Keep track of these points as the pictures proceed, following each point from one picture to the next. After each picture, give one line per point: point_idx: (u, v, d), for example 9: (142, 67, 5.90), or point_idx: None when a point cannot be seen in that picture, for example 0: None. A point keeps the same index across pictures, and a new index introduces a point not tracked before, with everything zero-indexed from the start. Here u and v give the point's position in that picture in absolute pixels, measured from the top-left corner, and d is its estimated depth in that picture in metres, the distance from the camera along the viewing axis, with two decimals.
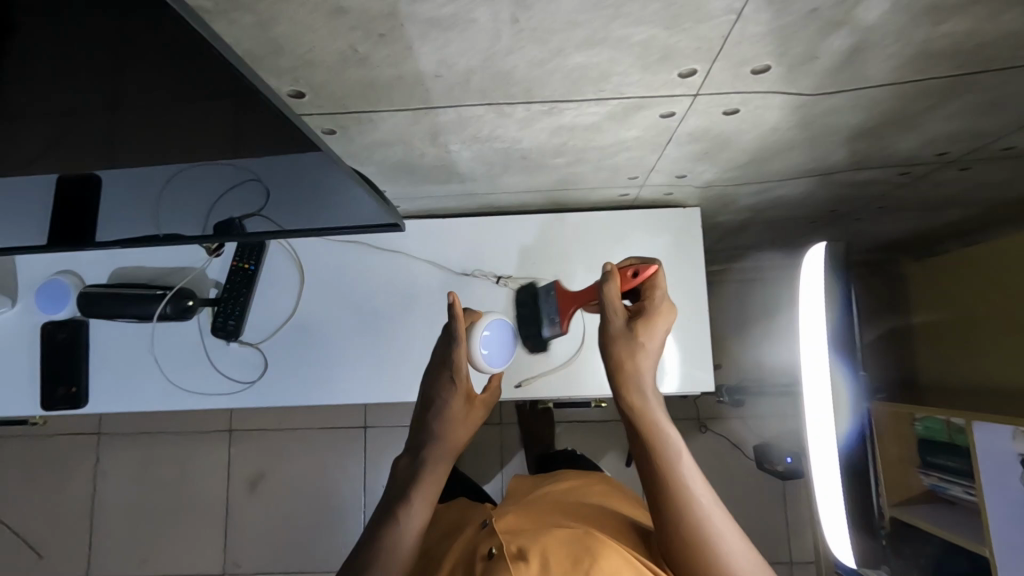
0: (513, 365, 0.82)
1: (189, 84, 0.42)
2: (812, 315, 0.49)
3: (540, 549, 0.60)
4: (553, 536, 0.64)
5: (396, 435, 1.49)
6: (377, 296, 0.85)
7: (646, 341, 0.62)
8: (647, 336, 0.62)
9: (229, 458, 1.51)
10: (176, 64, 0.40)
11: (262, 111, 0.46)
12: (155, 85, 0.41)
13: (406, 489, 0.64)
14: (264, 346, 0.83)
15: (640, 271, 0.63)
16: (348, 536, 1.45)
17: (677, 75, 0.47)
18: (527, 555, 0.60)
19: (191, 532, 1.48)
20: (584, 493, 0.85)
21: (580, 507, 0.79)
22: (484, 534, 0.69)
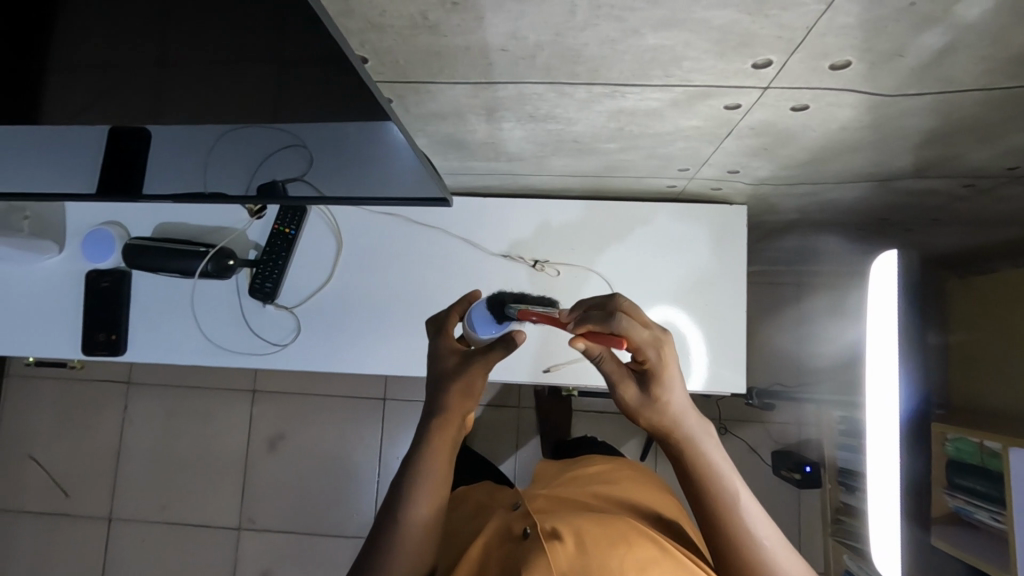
0: (543, 350, 0.82)
1: (233, 42, 0.42)
2: (875, 321, 0.49)
3: (575, 531, 0.61)
4: (585, 518, 0.64)
5: (414, 408, 1.50)
6: (413, 270, 0.85)
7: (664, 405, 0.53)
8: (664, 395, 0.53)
9: (250, 417, 1.54)
10: (220, 20, 0.40)
11: (307, 80, 0.46)
12: (200, 40, 0.42)
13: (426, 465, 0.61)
14: (298, 311, 0.84)
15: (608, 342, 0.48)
16: (360, 503, 1.48)
17: (751, 65, 0.45)
18: (562, 534, 0.60)
19: (209, 485, 1.52)
20: (615, 478, 0.85)
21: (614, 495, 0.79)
22: (516, 516, 0.68)
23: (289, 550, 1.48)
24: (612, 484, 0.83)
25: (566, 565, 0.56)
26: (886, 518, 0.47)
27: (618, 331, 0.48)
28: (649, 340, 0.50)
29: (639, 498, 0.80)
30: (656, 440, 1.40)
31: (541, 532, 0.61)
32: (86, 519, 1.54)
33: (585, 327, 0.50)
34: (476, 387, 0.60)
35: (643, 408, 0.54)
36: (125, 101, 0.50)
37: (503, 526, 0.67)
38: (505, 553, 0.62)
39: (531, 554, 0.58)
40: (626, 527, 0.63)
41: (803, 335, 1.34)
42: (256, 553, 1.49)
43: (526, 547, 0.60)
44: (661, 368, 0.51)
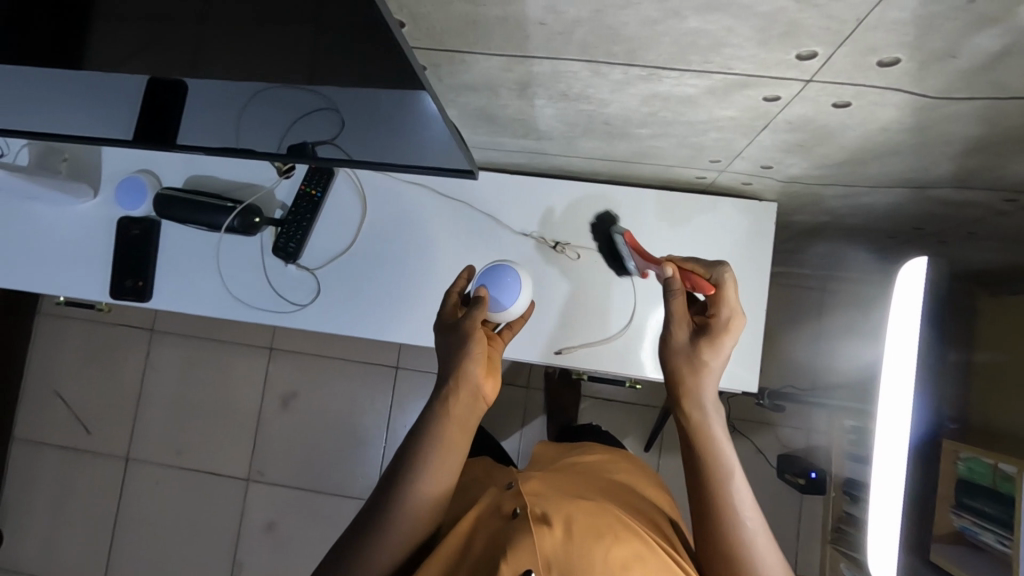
0: (556, 331, 0.82)
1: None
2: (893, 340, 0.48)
3: (564, 516, 0.61)
4: (576, 505, 0.64)
5: (425, 380, 1.52)
6: (433, 241, 0.85)
7: (705, 363, 0.59)
8: (709, 356, 0.59)
9: (266, 373, 1.58)
10: None
11: (341, 42, 0.45)
12: None
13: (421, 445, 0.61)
14: (319, 274, 0.85)
15: (702, 285, 0.60)
16: (365, 466, 1.51)
17: (794, 56, 0.44)
18: (551, 519, 0.60)
19: (224, 435, 1.57)
20: (608, 468, 0.85)
21: (607, 483, 0.80)
22: (508, 495, 0.69)
23: (294, 506, 1.53)
24: (610, 476, 0.83)
25: (551, 552, 0.56)
26: (883, 533, 0.47)
27: (723, 278, 0.59)
28: (733, 305, 0.59)
29: (635, 493, 0.80)
30: (660, 433, 1.40)
31: (530, 514, 0.61)
32: (105, 458, 1.60)
33: (692, 263, 0.63)
34: (477, 352, 0.63)
35: (688, 357, 0.60)
36: (172, 52, 0.52)
37: (494, 502, 0.68)
38: (494, 530, 0.62)
39: (519, 535, 0.58)
40: (614, 519, 0.64)
41: (822, 339, 1.32)
42: (262, 504, 1.54)
43: (513, 526, 0.61)
44: (727, 329, 0.59)
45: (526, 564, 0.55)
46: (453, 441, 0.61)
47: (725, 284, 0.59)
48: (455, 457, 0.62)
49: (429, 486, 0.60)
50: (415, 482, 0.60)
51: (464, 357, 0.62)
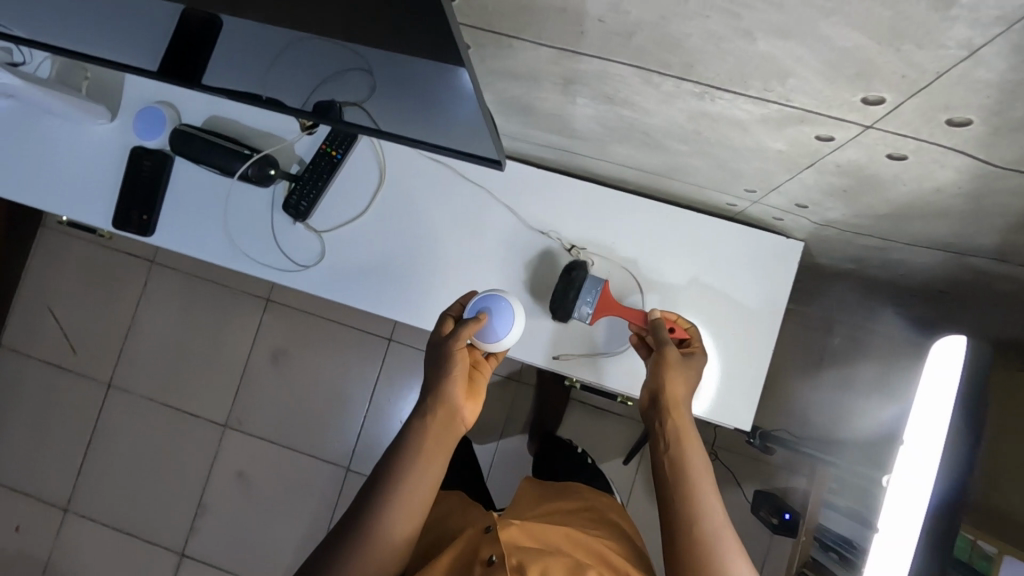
0: (556, 336, 0.80)
1: None
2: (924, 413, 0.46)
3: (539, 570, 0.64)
4: (554, 560, 0.67)
5: (417, 357, 1.51)
6: (446, 224, 0.83)
7: (687, 377, 0.69)
8: (690, 371, 0.70)
9: (260, 324, 1.57)
10: None
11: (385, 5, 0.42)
12: None
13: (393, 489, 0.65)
14: (325, 237, 0.83)
15: (676, 328, 0.74)
16: (344, 433, 1.51)
17: (860, 98, 0.41)
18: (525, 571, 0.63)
19: (208, 379, 1.57)
20: (596, 506, 0.87)
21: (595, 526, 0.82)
22: (485, 536, 0.72)
23: (265, 459, 1.53)
24: (596, 524, 0.83)
25: None
26: None
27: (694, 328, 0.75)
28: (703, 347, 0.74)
29: (610, 537, 0.79)
30: (641, 449, 1.39)
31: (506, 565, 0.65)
32: (88, 382, 1.60)
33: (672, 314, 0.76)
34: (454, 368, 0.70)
35: (672, 370, 0.69)
36: None
37: (471, 548, 0.71)
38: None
39: None
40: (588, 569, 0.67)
41: (821, 384, 1.30)
42: (236, 453, 1.54)
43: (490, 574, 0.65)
44: (699, 359, 0.72)
45: None
46: (429, 462, 0.67)
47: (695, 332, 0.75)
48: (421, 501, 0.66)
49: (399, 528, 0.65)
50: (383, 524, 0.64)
51: (447, 378, 0.69)
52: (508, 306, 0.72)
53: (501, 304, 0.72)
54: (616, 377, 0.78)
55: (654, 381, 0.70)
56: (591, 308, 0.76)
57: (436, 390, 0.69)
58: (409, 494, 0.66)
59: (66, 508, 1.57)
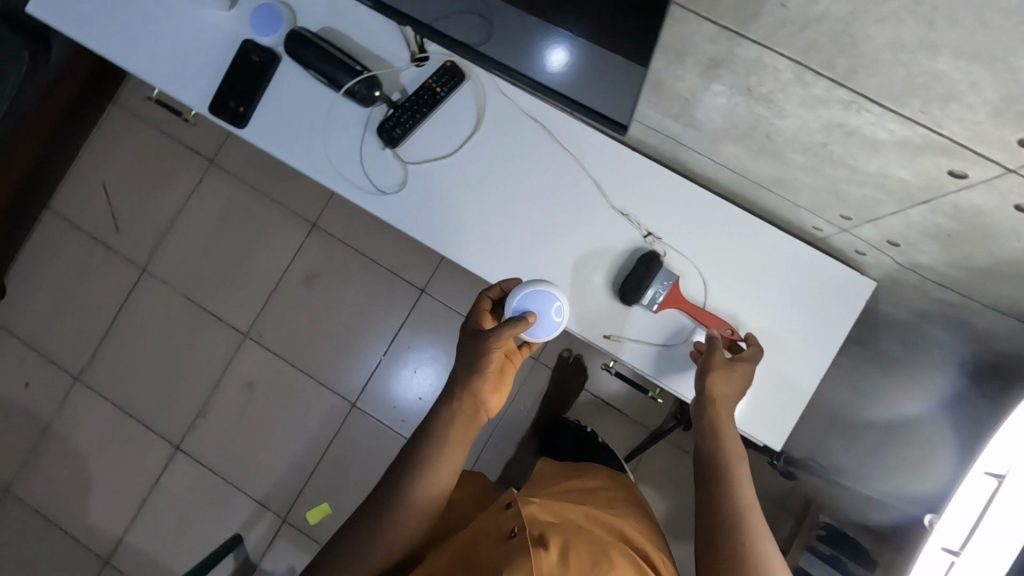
0: (612, 316, 0.81)
1: None
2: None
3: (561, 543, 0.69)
4: (576, 536, 0.71)
5: (444, 313, 1.54)
6: (530, 183, 0.83)
7: (735, 380, 0.72)
8: (739, 374, 0.73)
9: (302, 246, 1.59)
10: None
11: None
12: None
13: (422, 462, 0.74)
14: (410, 169, 0.84)
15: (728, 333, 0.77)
16: (358, 369, 1.55)
17: (1017, 139, 0.42)
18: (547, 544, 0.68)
19: (239, 286, 1.59)
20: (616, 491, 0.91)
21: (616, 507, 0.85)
22: (505, 514, 0.76)
23: (277, 375, 1.56)
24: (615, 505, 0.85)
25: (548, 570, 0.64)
26: None
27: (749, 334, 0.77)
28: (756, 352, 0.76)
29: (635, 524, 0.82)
30: (641, 453, 1.41)
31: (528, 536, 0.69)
32: (124, 261, 1.63)
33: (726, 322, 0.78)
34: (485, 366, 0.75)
35: (721, 373, 0.72)
36: None
37: (493, 523, 0.75)
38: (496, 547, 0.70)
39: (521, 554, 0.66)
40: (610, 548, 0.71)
41: None
42: (250, 363, 1.57)
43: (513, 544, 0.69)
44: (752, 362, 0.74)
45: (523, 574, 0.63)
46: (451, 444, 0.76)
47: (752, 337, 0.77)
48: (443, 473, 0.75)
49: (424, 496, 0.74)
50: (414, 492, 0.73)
51: (476, 376, 0.75)
52: (548, 298, 0.76)
53: (546, 300, 0.76)
54: (661, 369, 0.79)
55: (703, 389, 0.74)
56: (659, 296, 0.79)
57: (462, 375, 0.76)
58: (430, 479, 0.75)
59: (77, 374, 1.61)
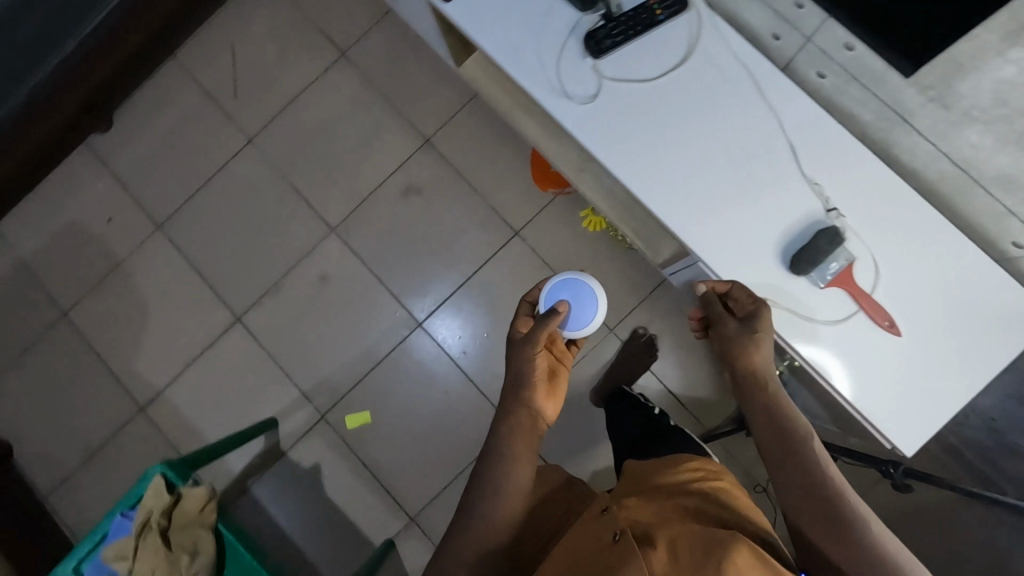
0: (771, 281, 0.79)
1: None
2: None
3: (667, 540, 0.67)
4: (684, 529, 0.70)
5: (532, 260, 1.52)
6: (723, 128, 0.81)
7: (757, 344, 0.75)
8: (758, 336, 0.75)
9: (409, 157, 1.58)
10: None
11: None
12: None
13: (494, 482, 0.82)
14: (606, 83, 0.83)
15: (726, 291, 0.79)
16: (433, 292, 1.55)
17: None
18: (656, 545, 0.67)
19: (338, 181, 1.59)
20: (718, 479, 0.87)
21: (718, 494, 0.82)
22: (602, 523, 0.75)
23: (353, 276, 1.56)
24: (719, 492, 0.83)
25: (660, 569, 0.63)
26: None
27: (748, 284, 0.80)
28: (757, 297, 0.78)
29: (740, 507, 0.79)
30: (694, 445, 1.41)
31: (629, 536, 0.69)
32: (233, 127, 1.63)
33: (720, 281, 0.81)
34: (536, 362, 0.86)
35: (743, 342, 0.75)
36: None
37: (593, 532, 0.74)
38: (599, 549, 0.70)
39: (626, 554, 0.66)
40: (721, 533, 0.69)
41: None
42: (330, 257, 1.57)
43: (619, 548, 0.68)
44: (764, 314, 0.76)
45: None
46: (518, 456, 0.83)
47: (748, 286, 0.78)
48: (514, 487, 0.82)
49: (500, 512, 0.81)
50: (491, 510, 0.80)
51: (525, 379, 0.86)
52: (581, 290, 0.96)
53: (575, 293, 0.96)
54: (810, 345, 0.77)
55: (750, 380, 0.76)
56: (833, 274, 0.77)
57: (518, 390, 0.86)
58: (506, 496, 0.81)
59: (159, 225, 1.62)
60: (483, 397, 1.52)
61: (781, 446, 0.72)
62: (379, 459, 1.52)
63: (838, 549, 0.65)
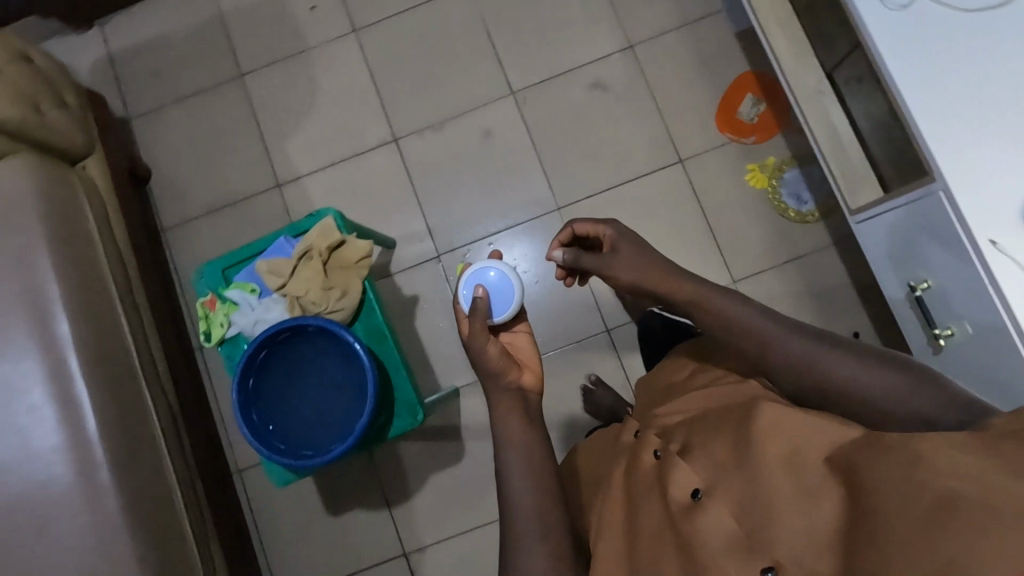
0: (1004, 223, 0.85)
1: None
2: None
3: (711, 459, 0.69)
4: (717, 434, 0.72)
5: (685, 191, 1.56)
6: (1009, 77, 0.89)
7: (620, 259, 0.86)
8: (618, 257, 0.87)
9: (608, 55, 1.61)
10: None
11: None
12: None
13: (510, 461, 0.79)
14: (914, 0, 0.94)
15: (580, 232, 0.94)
16: (581, 184, 1.58)
17: None
18: (703, 481, 0.67)
19: (533, 51, 1.63)
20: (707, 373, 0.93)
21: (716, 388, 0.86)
22: (637, 457, 0.79)
23: (514, 142, 1.61)
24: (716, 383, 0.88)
25: (733, 490, 0.64)
26: None
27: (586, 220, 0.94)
28: (607, 228, 0.91)
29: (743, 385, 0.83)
30: None
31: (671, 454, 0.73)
32: None
33: (569, 229, 0.96)
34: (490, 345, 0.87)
35: (611, 263, 0.87)
36: None
37: (635, 475, 0.77)
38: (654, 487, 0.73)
39: (689, 495, 0.67)
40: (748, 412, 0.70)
41: None
42: (500, 117, 1.62)
43: (677, 493, 0.68)
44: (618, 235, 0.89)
45: (725, 521, 0.62)
46: (519, 417, 0.83)
47: (589, 220, 0.93)
48: (530, 459, 0.79)
49: (531, 494, 0.77)
50: (522, 495, 0.76)
51: (488, 369, 0.86)
52: (488, 271, 1.09)
53: (487, 275, 1.09)
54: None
55: (681, 304, 0.81)
56: None
57: (492, 375, 0.86)
58: (533, 475, 0.78)
59: (356, 29, 1.68)
60: (590, 295, 1.55)
61: (740, 338, 0.76)
62: None
63: (814, 369, 0.71)
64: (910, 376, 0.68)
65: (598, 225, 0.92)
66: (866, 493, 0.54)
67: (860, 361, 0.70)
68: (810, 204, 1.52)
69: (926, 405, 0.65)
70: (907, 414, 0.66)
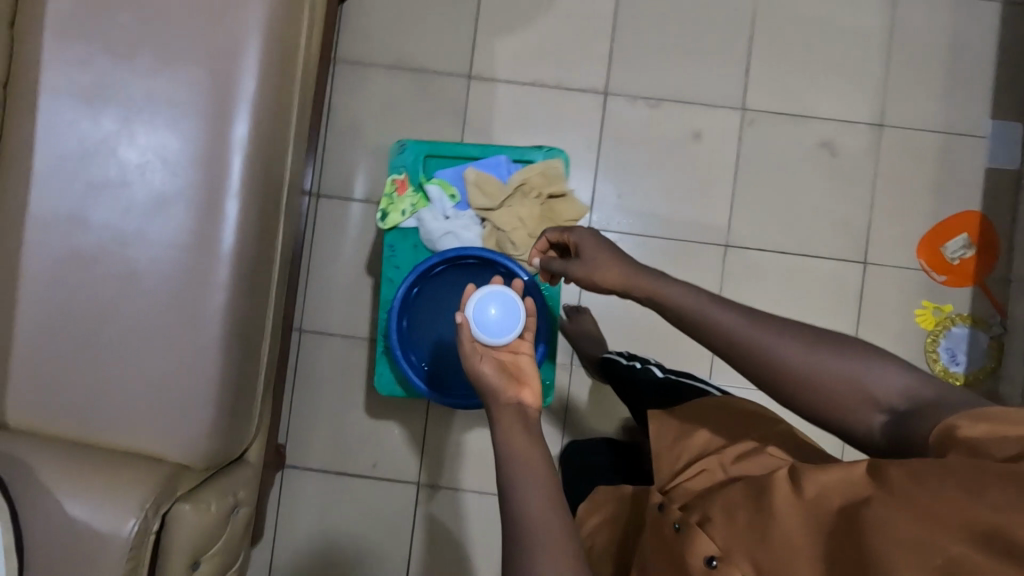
0: None
1: None
2: None
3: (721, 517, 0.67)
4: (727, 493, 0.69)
5: (852, 292, 1.48)
6: None
7: (595, 268, 0.88)
8: (589, 264, 0.89)
9: (852, 122, 1.49)
10: None
11: None
12: None
13: (517, 475, 0.72)
14: None
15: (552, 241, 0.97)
16: (760, 233, 1.49)
17: None
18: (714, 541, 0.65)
19: (784, 78, 1.50)
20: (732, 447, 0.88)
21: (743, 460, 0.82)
22: (656, 524, 0.74)
23: (718, 157, 1.49)
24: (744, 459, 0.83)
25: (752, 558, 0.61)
26: None
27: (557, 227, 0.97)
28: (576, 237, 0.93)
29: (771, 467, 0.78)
30: None
31: (689, 521, 0.69)
32: None
33: (544, 241, 0.98)
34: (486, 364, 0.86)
35: (587, 272, 0.89)
36: None
37: (658, 548, 0.71)
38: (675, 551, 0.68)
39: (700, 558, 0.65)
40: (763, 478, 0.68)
41: None
42: (718, 126, 1.49)
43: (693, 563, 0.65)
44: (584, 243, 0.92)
45: None
46: (522, 429, 0.77)
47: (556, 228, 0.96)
48: (532, 466, 0.73)
49: (539, 503, 0.70)
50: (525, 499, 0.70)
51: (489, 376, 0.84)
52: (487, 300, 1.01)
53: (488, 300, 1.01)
54: None
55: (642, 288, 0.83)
56: None
57: (491, 391, 0.82)
58: (533, 485, 0.71)
59: None
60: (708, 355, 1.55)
61: (692, 329, 0.77)
62: (593, 301, 1.55)
63: (779, 367, 0.70)
64: (855, 354, 0.69)
65: (565, 233, 0.94)
66: (879, 545, 0.52)
67: (819, 354, 0.69)
68: (959, 368, 1.45)
69: (881, 391, 0.67)
70: (870, 397, 0.67)
